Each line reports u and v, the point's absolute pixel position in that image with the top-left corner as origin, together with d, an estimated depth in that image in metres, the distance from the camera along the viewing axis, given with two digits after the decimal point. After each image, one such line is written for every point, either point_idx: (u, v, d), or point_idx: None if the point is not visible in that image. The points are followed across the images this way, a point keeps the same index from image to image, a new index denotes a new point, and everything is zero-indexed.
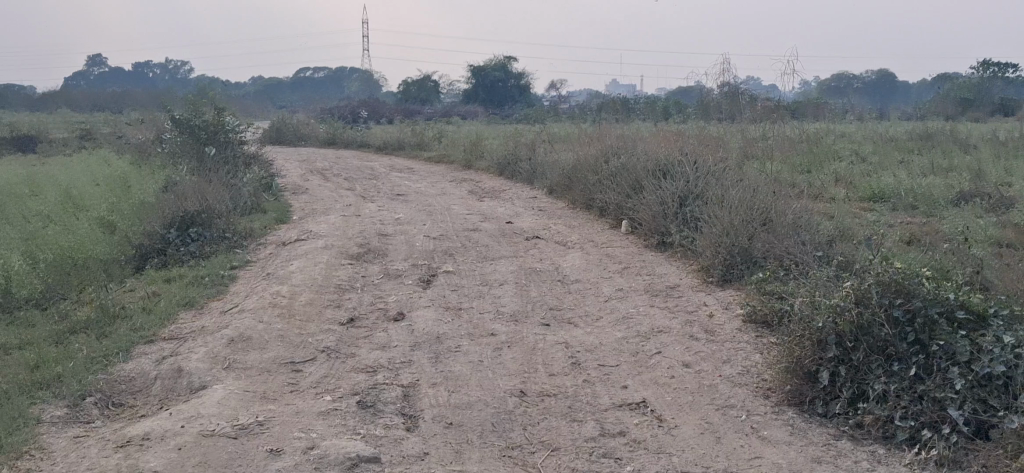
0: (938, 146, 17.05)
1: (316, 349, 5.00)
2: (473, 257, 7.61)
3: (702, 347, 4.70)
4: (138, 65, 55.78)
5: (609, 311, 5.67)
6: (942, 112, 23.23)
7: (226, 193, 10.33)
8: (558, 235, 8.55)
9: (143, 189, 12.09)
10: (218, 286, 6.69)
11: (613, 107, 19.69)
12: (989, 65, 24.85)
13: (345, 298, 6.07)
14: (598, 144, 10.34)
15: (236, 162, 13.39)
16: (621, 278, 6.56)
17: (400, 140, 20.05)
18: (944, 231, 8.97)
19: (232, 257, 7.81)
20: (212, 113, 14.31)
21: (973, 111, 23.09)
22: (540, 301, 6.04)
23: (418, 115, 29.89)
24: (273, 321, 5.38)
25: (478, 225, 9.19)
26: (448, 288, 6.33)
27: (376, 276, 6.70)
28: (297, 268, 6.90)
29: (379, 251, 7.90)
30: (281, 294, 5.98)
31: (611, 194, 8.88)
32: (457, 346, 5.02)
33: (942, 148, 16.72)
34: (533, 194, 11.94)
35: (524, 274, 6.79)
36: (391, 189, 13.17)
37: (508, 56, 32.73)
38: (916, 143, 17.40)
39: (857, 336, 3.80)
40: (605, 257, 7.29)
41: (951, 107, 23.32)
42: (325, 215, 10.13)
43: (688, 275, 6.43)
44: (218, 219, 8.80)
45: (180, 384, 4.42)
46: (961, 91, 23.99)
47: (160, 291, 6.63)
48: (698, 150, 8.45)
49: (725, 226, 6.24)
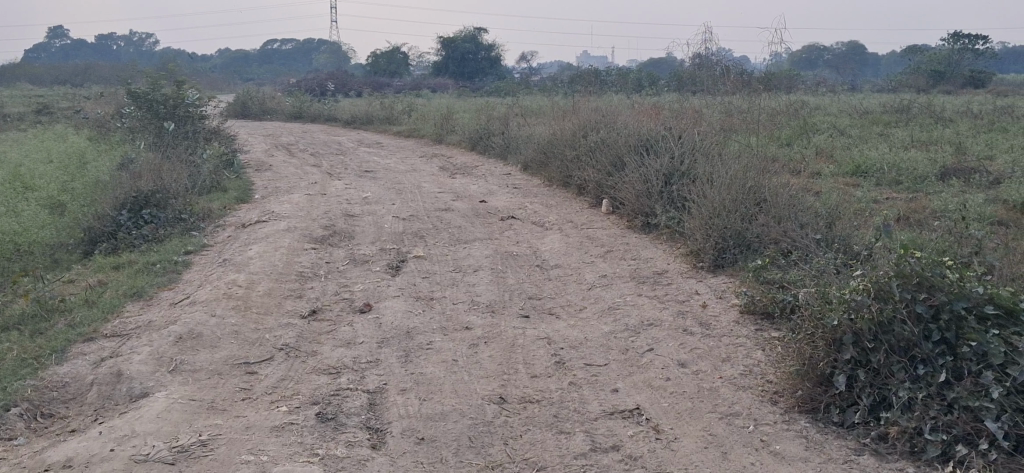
0: (914, 119, 16.76)
1: (274, 347, 4.54)
2: (445, 240, 7.16)
3: (698, 344, 4.31)
4: (102, 38, 54.62)
5: (593, 301, 5.27)
6: (912, 85, 22.97)
7: (184, 171, 9.80)
8: (534, 215, 8.11)
9: (97, 168, 11.51)
10: (170, 274, 6.21)
11: (586, 80, 19.24)
12: (959, 38, 24.59)
13: (308, 287, 5.62)
14: (574, 118, 9.90)
15: (197, 137, 12.82)
16: (604, 263, 6.15)
17: (368, 113, 19.48)
18: (934, 209, 8.62)
19: (187, 241, 7.32)
20: (171, 85, 13.71)
21: (945, 84, 22.86)
22: (518, 290, 5.62)
23: (388, 88, 29.25)
24: (227, 315, 4.92)
25: (450, 204, 8.75)
26: (419, 276, 5.88)
27: (341, 262, 6.24)
28: (256, 253, 6.42)
29: (345, 233, 7.43)
30: (237, 283, 5.51)
31: (590, 171, 8.44)
32: (429, 342, 4.59)
33: (917, 121, 16.43)
34: (506, 170, 11.48)
35: (501, 259, 6.35)
36: (359, 165, 12.66)
37: (479, 28, 32.18)
38: (892, 116, 17.10)
39: (877, 335, 3.41)
40: (585, 240, 6.87)
41: (922, 80, 23.07)
42: (289, 194, 9.62)
43: (676, 259, 6.03)
44: (173, 199, 8.27)
45: (119, 391, 3.97)
46: (932, 64, 23.76)
47: (107, 280, 6.14)
48: (682, 125, 8.03)
49: (715, 206, 5.86)
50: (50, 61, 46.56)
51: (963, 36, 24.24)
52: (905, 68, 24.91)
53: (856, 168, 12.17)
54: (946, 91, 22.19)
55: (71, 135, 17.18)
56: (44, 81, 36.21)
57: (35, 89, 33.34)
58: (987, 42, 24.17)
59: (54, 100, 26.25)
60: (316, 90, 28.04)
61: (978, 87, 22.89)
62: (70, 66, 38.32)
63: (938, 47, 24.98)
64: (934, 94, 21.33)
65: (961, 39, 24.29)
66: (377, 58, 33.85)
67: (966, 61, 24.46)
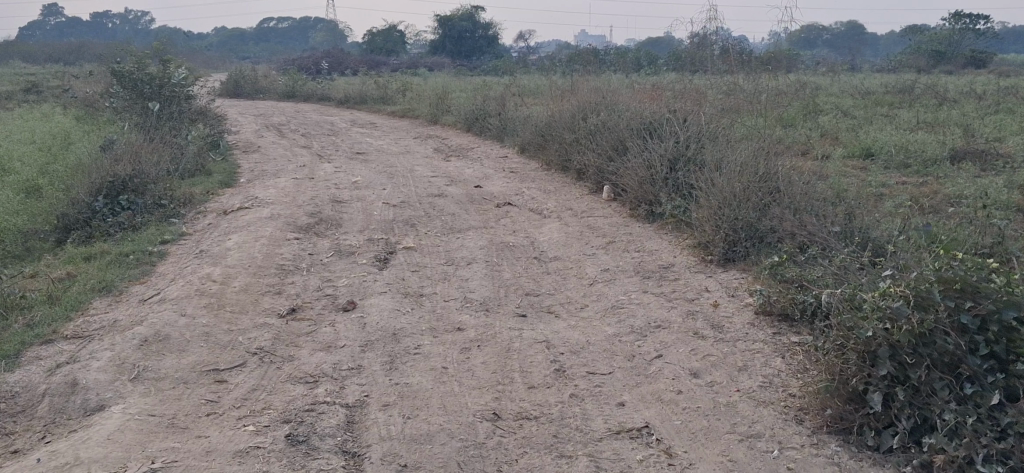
0: (919, 100, 16.33)
1: (247, 351, 4.15)
2: (437, 229, 6.77)
3: (711, 350, 3.93)
4: (97, 15, 54.00)
5: (596, 300, 4.89)
6: (913, 65, 22.49)
7: (167, 153, 9.40)
8: (532, 202, 7.71)
9: (79, 150, 11.08)
10: (144, 267, 5.81)
11: (585, 59, 18.80)
12: (961, 17, 23.89)
13: (288, 282, 5.23)
14: (573, 99, 9.49)
15: (183, 118, 12.40)
16: (607, 256, 5.76)
17: (362, 93, 19.03)
18: (949, 195, 8.23)
19: (165, 229, 6.92)
20: (158, 63, 13.28)
21: (947, 64, 22.41)
22: (514, 286, 5.23)
23: (384, 67, 28.76)
24: (198, 314, 4.53)
25: (444, 189, 8.36)
26: (409, 269, 5.50)
27: (325, 254, 5.84)
28: (235, 244, 6.02)
29: (332, 221, 7.04)
30: (212, 278, 5.12)
31: (590, 156, 8.04)
32: (416, 346, 4.20)
33: (922, 103, 16.00)
34: (503, 153, 11.08)
35: (496, 251, 5.96)
36: (351, 147, 12.25)
37: (476, 6, 31.68)
38: (896, 97, 16.68)
39: (915, 348, 3.02)
40: (586, 229, 6.48)
41: (925, 60, 22.62)
42: (276, 178, 9.23)
43: (684, 252, 5.65)
44: (152, 185, 7.86)
45: (72, 404, 3.59)
46: (934, 44, 23.30)
47: (75, 273, 5.74)
48: (687, 108, 7.62)
49: (724, 196, 5.48)
50: (44, 39, 46.00)
51: (965, 16, 23.70)
52: (906, 48, 24.43)
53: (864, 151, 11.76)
54: (948, 71, 21.71)
55: (58, 115, 16.75)
56: (37, 59, 35.70)
57: (28, 66, 32.88)
58: (989, 21, 23.67)
59: (45, 79, 25.76)
60: (312, 69, 27.58)
61: (980, 68, 22.42)
62: (65, 44, 37.83)
63: (939, 26, 24.49)
64: (935, 74, 20.85)
65: (962, 18, 23.79)
66: (373, 36, 33.33)
67: (968, 41, 23.96)
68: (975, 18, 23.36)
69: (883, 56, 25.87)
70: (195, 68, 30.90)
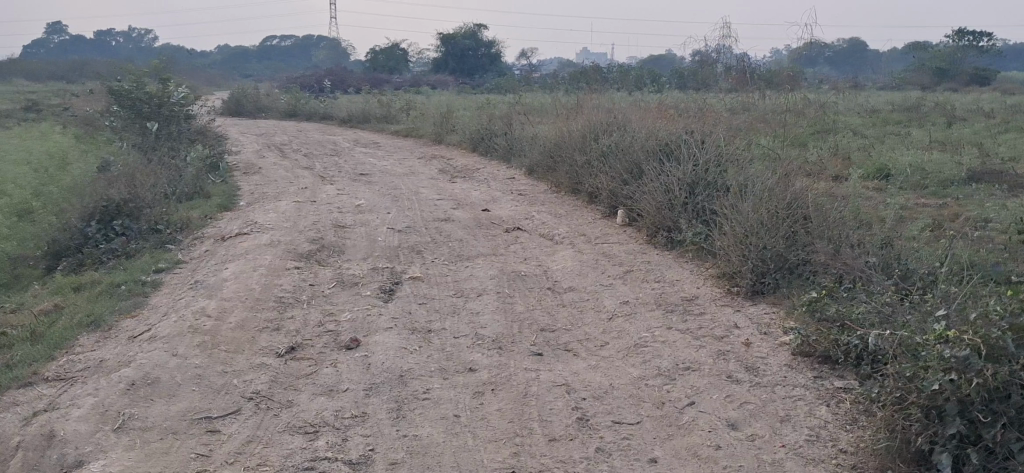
0: (928, 119, 16.02)
1: (241, 396, 3.82)
2: (445, 256, 6.45)
3: (748, 397, 3.60)
4: (100, 34, 54.00)
5: (617, 336, 4.57)
6: (917, 82, 22.17)
7: (164, 175, 9.10)
8: (543, 227, 7.40)
9: (75, 171, 10.79)
10: (134, 299, 5.49)
11: (590, 77, 18.53)
12: (964, 34, 23.53)
13: (288, 317, 4.91)
14: (583, 119, 9.18)
15: (183, 138, 12.12)
16: (625, 287, 5.44)
17: (365, 112, 18.76)
18: (974, 216, 7.91)
19: (159, 257, 6.61)
20: (157, 81, 13.01)
21: (951, 81, 22.11)
22: (528, 320, 4.90)
23: (386, 85, 28.53)
24: (190, 354, 4.21)
25: (450, 213, 8.05)
26: (416, 302, 5.17)
27: (327, 285, 5.52)
28: (232, 274, 5.71)
29: (333, 248, 6.72)
30: (206, 314, 4.80)
31: (603, 179, 7.72)
32: (425, 390, 3.87)
33: (932, 121, 15.67)
34: (510, 174, 10.77)
35: (507, 281, 5.63)
36: (354, 167, 11.95)
37: (479, 24, 31.54)
38: (905, 115, 16.37)
39: (989, 404, 2.72)
40: (602, 258, 6.15)
41: (930, 78, 22.34)
42: (277, 201, 8.93)
43: (708, 283, 5.33)
44: (147, 209, 7.56)
45: (48, 459, 3.27)
46: (938, 61, 22.95)
47: (62, 305, 5.43)
48: (704, 128, 7.31)
49: (750, 224, 5.16)
50: (47, 57, 45.95)
51: (968, 33, 23.32)
52: (909, 65, 24.13)
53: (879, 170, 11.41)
54: (953, 88, 21.39)
55: (56, 134, 16.51)
56: (40, 77, 35.57)
57: (30, 84, 32.78)
58: (992, 38, 23.34)
59: (45, 97, 25.52)
60: (314, 86, 27.34)
61: (985, 85, 22.11)
62: (68, 61, 37.72)
63: (943, 43, 24.12)
64: (940, 91, 20.51)
65: (965, 35, 23.43)
66: (375, 54, 33.13)
67: (972, 59, 23.58)
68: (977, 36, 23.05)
69: (886, 73, 25.59)
70: (197, 87, 30.70)
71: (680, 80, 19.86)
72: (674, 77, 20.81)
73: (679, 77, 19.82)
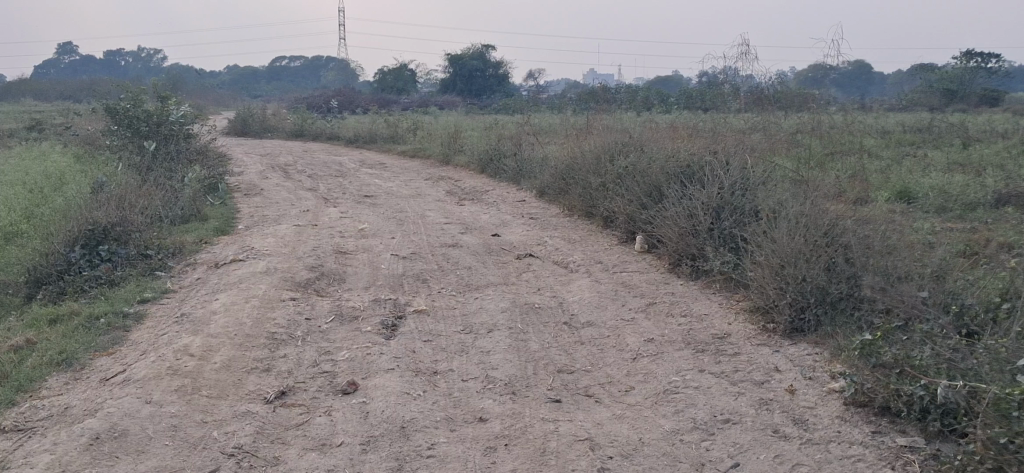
0: (943, 141, 15.51)
1: (222, 450, 3.39)
2: (452, 286, 6.01)
3: (801, 458, 3.15)
4: (110, 54, 53.98)
5: (643, 379, 4.11)
6: (925, 102, 21.50)
7: (158, 196, 8.71)
8: (557, 253, 6.95)
9: (68, 193, 10.39)
10: (114, 335, 5.07)
11: (599, 96, 18.12)
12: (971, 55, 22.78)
13: (280, 355, 4.47)
14: (597, 139, 8.75)
15: (181, 158, 11.73)
16: (648, 322, 4.98)
17: (372, 132, 18.36)
18: (1011, 240, 7.42)
19: (146, 286, 6.19)
20: (157, 99, 12.67)
21: (959, 101, 21.59)
22: (544, 360, 4.45)
23: (394, 105, 28.17)
24: (166, 402, 3.78)
25: (458, 238, 7.62)
26: (420, 339, 4.72)
27: (324, 318, 5.07)
28: (222, 306, 5.27)
29: (333, 276, 6.29)
30: (188, 353, 4.36)
31: (620, 203, 7.27)
32: (430, 445, 3.42)
33: (949, 142, 15.16)
34: (521, 197, 10.34)
35: (520, 314, 5.18)
36: (359, 189, 11.54)
37: (487, 45, 31.37)
38: (919, 136, 15.88)
39: None
40: (621, 288, 5.70)
41: (938, 99, 21.69)
42: (276, 225, 8.51)
43: (740, 319, 4.86)
44: (136, 234, 7.14)
45: None
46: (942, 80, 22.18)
47: (36, 340, 5.01)
48: (728, 148, 6.85)
49: (785, 253, 4.69)
50: (58, 78, 45.93)
51: (976, 54, 22.64)
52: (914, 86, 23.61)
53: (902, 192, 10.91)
54: (962, 109, 20.81)
55: (57, 154, 16.17)
56: (49, 96, 35.49)
57: (39, 104, 32.67)
58: (1001, 60, 22.79)
59: (50, 116, 25.21)
60: (321, 106, 27.00)
61: (996, 108, 21.54)
62: (78, 81, 37.62)
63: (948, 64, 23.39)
64: (951, 111, 19.95)
65: (973, 57, 22.74)
66: (385, 75, 32.82)
67: (979, 79, 22.78)
68: (985, 57, 22.43)
69: (894, 93, 25.05)
70: (205, 108, 30.47)
71: (691, 101, 19.40)
72: (685, 98, 20.38)
73: (689, 97, 19.41)
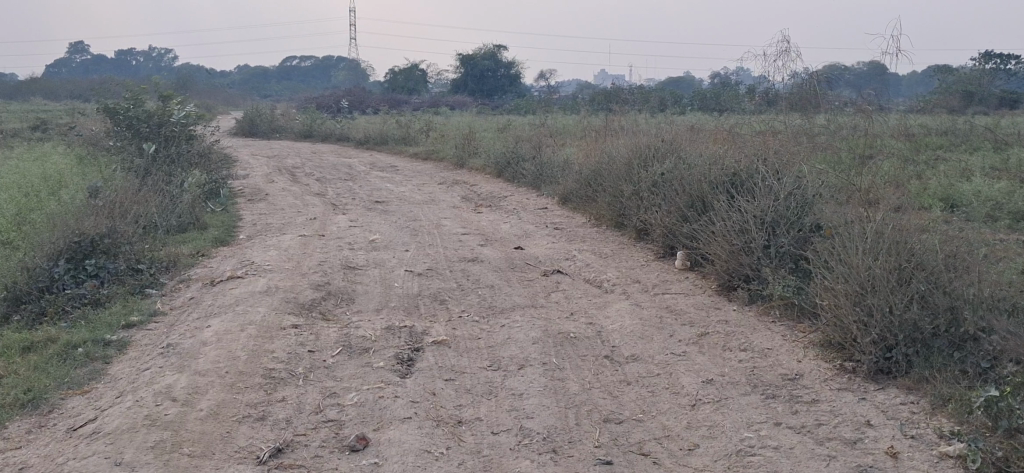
0: (972, 144, 14.73)
1: None
2: (474, 309, 5.35)
3: None
4: (122, 53, 53.83)
5: (706, 433, 3.46)
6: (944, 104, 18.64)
7: (155, 203, 8.09)
8: (587, 270, 6.29)
9: (63, 198, 9.78)
10: (93, 367, 4.44)
11: (617, 98, 17.45)
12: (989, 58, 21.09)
13: (278, 400, 3.83)
14: (627, 142, 8.08)
15: (184, 161, 11.12)
16: (703, 358, 4.32)
17: (384, 133, 17.72)
18: None
19: (135, 307, 5.56)
20: (159, 99, 12.07)
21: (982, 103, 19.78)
22: (587, 406, 3.80)
23: (404, 105, 27.52)
24: (138, 463, 3.15)
25: (478, 251, 6.97)
26: (439, 378, 4.07)
27: (330, 351, 4.42)
28: (214, 335, 4.64)
29: (341, 296, 5.64)
30: (171, 397, 3.73)
31: (658, 214, 6.61)
32: None
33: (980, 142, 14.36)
34: (541, 204, 9.68)
35: (554, 346, 4.53)
36: (370, 194, 10.92)
37: (498, 45, 30.79)
38: (949, 139, 15.14)
39: None
40: (666, 313, 5.04)
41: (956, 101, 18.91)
42: (281, 235, 7.88)
43: (811, 356, 4.21)
44: (127, 246, 6.51)
45: None
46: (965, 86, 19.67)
47: (2, 374, 4.38)
48: (778, 151, 6.17)
49: (864, 278, 4.02)
50: (68, 78, 45.54)
51: (997, 55, 21.25)
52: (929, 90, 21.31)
53: (942, 194, 10.18)
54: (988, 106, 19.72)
55: (58, 155, 15.58)
56: (59, 96, 35.05)
57: (48, 103, 32.21)
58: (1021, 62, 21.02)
59: (56, 116, 24.65)
60: (331, 106, 26.40)
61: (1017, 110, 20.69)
62: (90, 81, 37.16)
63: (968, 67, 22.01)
64: (976, 109, 19.05)
65: (992, 58, 21.21)
66: (395, 75, 32.20)
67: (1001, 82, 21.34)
68: (1005, 58, 21.00)
69: (909, 94, 24.22)
70: (214, 108, 29.96)
71: (710, 105, 18.76)
72: (702, 100, 19.67)
73: (711, 97, 18.72)
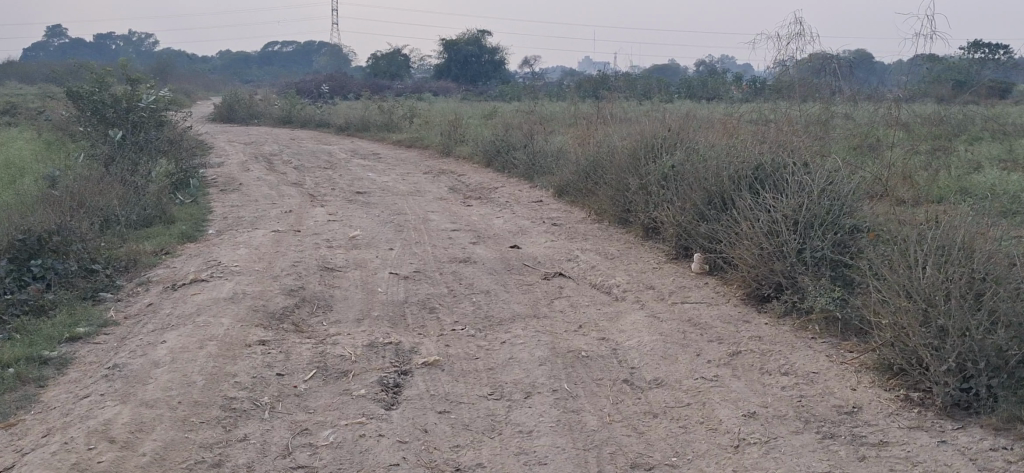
0: (974, 133, 14.13)
1: None
2: (469, 319, 4.72)
3: None
4: (101, 37, 52.86)
5: None
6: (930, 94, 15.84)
7: (116, 194, 7.39)
8: (592, 273, 5.65)
9: (19, 187, 9.05)
10: (25, 392, 3.78)
11: (607, 85, 16.78)
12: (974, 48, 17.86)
13: (239, 438, 3.18)
14: (629, 132, 7.43)
15: (153, 149, 10.41)
16: (740, 384, 3.70)
17: (365, 120, 17.03)
18: None
19: (83, 317, 4.88)
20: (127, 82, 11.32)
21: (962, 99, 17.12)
22: (609, 446, 3.18)
23: (387, 91, 26.72)
24: None
25: (471, 250, 6.33)
26: (430, 412, 3.43)
27: (303, 375, 3.77)
28: (168, 354, 3.98)
29: (318, 304, 4.99)
30: (108, 438, 3.09)
31: (670, 213, 5.97)
32: None
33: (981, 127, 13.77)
34: (535, 196, 9.04)
35: (565, 369, 3.89)
36: (350, 184, 10.25)
37: (483, 30, 30.03)
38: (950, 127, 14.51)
39: None
40: (689, 327, 4.42)
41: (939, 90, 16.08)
42: (253, 230, 7.22)
43: (866, 383, 3.61)
44: (78, 243, 5.80)
45: None
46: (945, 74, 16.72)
47: None
48: (801, 144, 5.55)
49: (934, 294, 3.42)
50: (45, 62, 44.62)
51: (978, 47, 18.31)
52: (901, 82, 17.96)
53: (954, 178, 9.56)
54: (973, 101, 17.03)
55: (22, 141, 14.79)
56: (33, 79, 34.14)
57: (20, 87, 31.23)
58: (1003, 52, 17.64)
59: (26, 101, 23.76)
60: (313, 92, 25.68)
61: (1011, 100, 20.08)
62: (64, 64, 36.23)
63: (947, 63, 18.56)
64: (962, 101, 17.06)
65: (977, 48, 18.30)
66: (378, 60, 31.47)
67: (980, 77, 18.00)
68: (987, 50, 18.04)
69: None
70: (192, 93, 29.17)
71: (701, 92, 18.09)
72: (689, 87, 19.00)
73: (702, 88, 18.04)
